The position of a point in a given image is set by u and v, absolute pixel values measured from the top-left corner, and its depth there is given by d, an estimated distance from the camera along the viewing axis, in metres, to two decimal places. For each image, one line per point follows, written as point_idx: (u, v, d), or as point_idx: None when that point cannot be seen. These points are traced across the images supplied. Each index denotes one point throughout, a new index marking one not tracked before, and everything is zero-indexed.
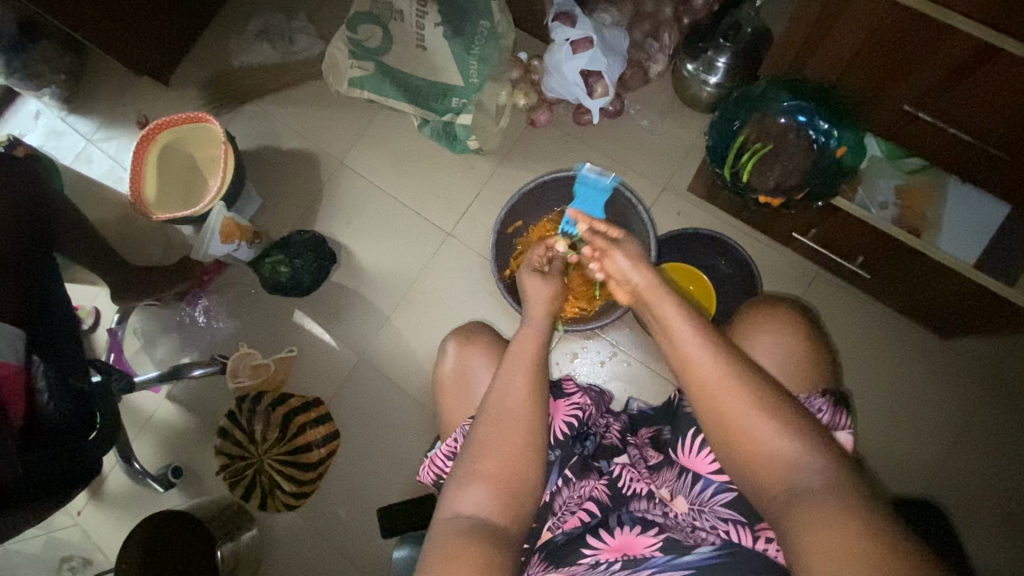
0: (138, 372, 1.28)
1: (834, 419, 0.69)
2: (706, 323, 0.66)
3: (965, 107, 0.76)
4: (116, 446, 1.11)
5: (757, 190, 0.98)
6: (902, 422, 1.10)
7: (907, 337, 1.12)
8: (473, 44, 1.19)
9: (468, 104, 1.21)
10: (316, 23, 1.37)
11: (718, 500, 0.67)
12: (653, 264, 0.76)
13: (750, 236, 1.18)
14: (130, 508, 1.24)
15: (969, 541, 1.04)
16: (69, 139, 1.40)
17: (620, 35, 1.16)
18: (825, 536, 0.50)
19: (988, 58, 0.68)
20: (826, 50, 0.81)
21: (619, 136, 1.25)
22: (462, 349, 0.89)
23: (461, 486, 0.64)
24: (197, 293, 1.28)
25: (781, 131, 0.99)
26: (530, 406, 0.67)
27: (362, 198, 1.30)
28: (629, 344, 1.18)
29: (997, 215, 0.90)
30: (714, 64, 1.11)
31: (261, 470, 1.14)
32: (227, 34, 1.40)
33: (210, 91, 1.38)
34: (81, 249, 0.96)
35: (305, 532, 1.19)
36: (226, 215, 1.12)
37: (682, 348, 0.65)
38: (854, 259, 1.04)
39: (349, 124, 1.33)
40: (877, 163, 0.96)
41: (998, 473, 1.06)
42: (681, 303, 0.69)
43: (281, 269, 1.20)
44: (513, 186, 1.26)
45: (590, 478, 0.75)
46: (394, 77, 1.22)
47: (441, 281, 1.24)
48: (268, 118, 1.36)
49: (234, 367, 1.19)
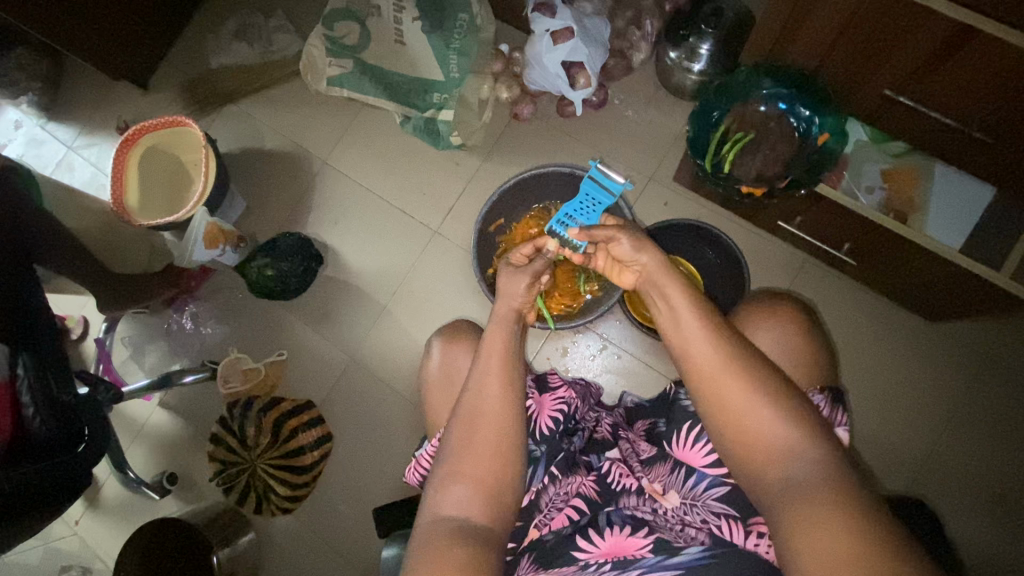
0: (128, 381, 1.28)
1: (832, 414, 0.69)
2: (707, 308, 0.65)
3: (946, 91, 0.75)
4: (108, 454, 1.11)
5: (741, 180, 0.97)
6: (892, 407, 1.10)
7: (899, 322, 1.12)
8: (453, 38, 1.17)
9: (449, 100, 1.19)
10: (293, 21, 1.35)
11: (711, 494, 0.68)
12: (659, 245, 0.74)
13: (737, 224, 1.17)
14: (127, 516, 1.25)
15: (958, 523, 1.05)
16: (48, 147, 1.39)
17: (601, 23, 1.14)
18: (814, 536, 0.50)
19: (964, 42, 0.67)
20: (803, 37, 0.80)
21: (604, 128, 1.24)
22: (448, 348, 0.88)
23: (442, 489, 0.63)
24: (184, 300, 1.28)
25: (762, 120, 0.99)
26: (506, 404, 0.67)
27: (347, 198, 1.29)
28: (619, 337, 1.18)
29: (982, 198, 0.90)
30: (696, 51, 1.11)
31: (255, 473, 1.15)
32: (204, 35, 1.38)
33: (189, 94, 1.37)
34: (67, 261, 0.94)
35: (302, 534, 1.19)
36: (209, 220, 1.10)
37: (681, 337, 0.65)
38: (840, 246, 1.03)
39: (332, 124, 1.32)
40: (863, 147, 0.95)
41: (987, 455, 1.06)
42: (684, 287, 0.68)
43: (267, 272, 1.18)
44: (499, 182, 1.25)
45: (577, 475, 0.74)
46: (373, 74, 1.21)
47: (430, 280, 1.24)
48: (250, 119, 1.35)
49: (224, 373, 1.21)
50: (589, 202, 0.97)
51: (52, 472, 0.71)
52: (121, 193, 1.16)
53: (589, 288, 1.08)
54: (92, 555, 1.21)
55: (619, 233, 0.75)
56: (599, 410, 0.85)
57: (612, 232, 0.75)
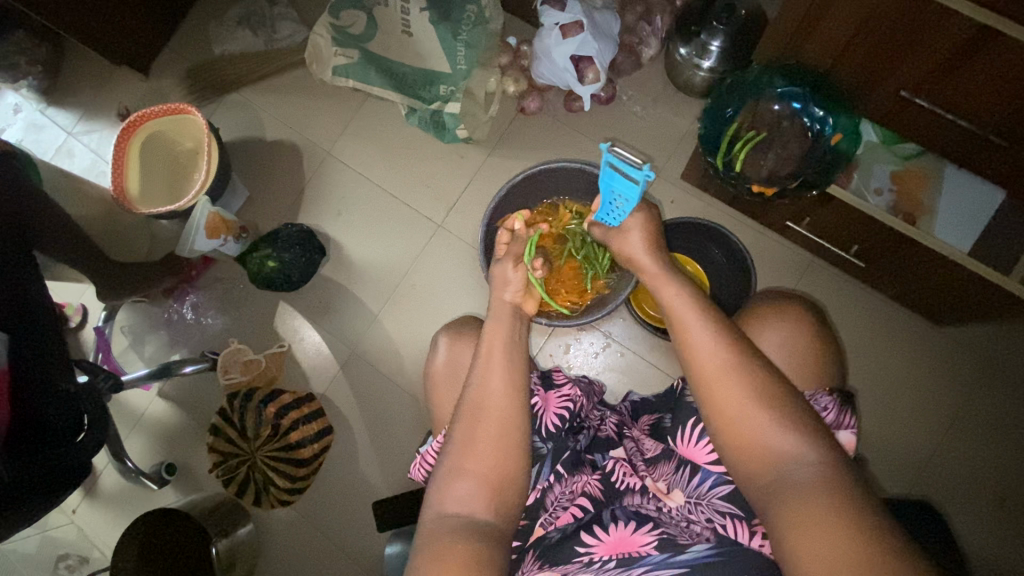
0: (127, 371, 1.27)
1: (839, 418, 0.68)
2: (708, 307, 0.65)
3: (964, 93, 0.74)
4: (107, 443, 1.10)
5: (752, 179, 0.97)
6: (895, 409, 1.10)
7: (903, 324, 1.12)
8: (460, 29, 1.16)
9: (455, 92, 1.17)
10: (298, 9, 1.33)
11: (716, 493, 0.67)
12: (662, 245, 0.75)
13: (744, 224, 1.17)
14: (124, 506, 1.24)
15: (959, 526, 1.05)
16: (49, 132, 1.37)
17: (611, 18, 1.13)
18: (813, 537, 0.50)
19: (987, 44, 0.66)
20: (818, 34, 0.79)
21: (611, 124, 1.23)
22: (454, 343, 0.87)
23: (447, 485, 0.63)
24: (184, 290, 1.27)
25: (775, 119, 0.98)
26: (511, 399, 0.66)
27: (351, 190, 1.28)
28: (622, 335, 1.17)
29: (993, 201, 0.89)
30: (707, 47, 1.09)
31: (254, 466, 1.15)
32: (207, 22, 1.37)
33: (192, 81, 1.35)
34: (69, 248, 0.92)
35: (300, 526, 1.19)
36: (211, 210, 1.10)
37: (684, 332, 0.64)
38: (848, 248, 1.03)
39: (336, 114, 1.31)
40: (872, 149, 0.94)
41: (989, 458, 1.07)
42: (683, 286, 0.68)
43: (269, 263, 1.17)
44: (504, 176, 1.24)
45: (583, 474, 0.73)
46: (380, 65, 1.19)
47: (433, 274, 1.23)
48: (253, 108, 1.33)
49: (224, 364, 1.21)
50: (614, 201, 0.76)
51: (52, 464, 0.71)
52: (121, 181, 1.15)
53: (596, 286, 1.07)
54: (88, 545, 1.21)
55: (635, 215, 0.76)
56: (603, 409, 0.84)
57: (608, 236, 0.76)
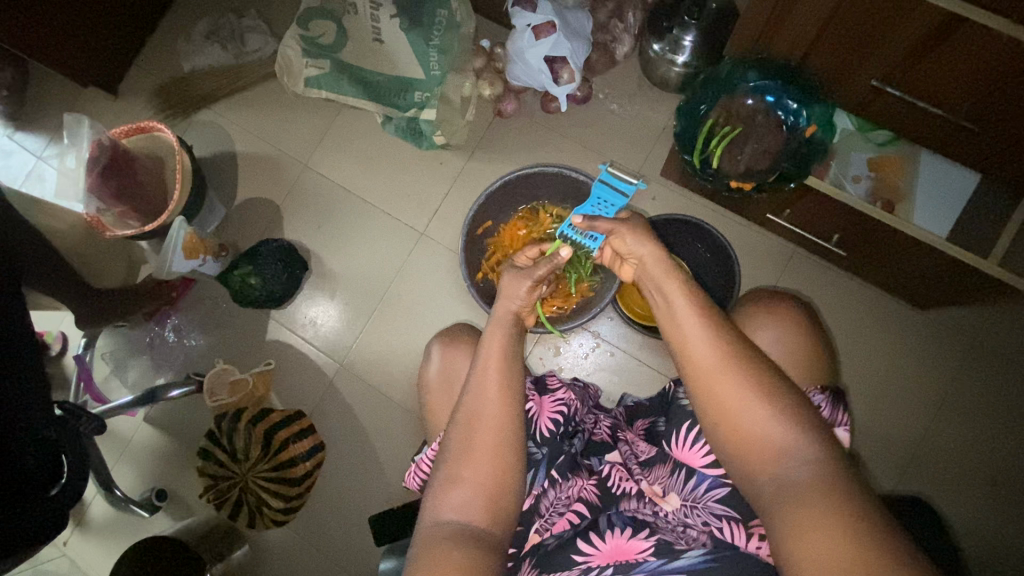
0: (111, 398, 1.25)
1: (833, 414, 0.69)
2: (704, 303, 0.64)
3: (932, 81, 0.75)
4: (94, 472, 1.08)
5: (730, 175, 0.96)
6: (885, 394, 1.11)
7: (887, 310, 1.12)
8: (432, 35, 1.15)
9: (431, 98, 1.16)
10: (267, 22, 1.32)
11: (711, 496, 0.66)
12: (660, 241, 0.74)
13: (726, 217, 1.17)
14: (116, 535, 1.22)
15: (950, 506, 1.07)
16: (18, 158, 1.34)
17: (583, 17, 1.13)
18: (811, 539, 0.50)
19: (951, 33, 0.67)
20: (788, 28, 0.79)
21: (588, 122, 1.22)
22: (446, 352, 0.87)
23: (441, 494, 0.62)
24: (166, 312, 1.26)
25: (749, 113, 0.97)
26: (508, 408, 0.65)
27: (330, 202, 1.27)
28: (612, 335, 1.17)
29: (969, 182, 0.90)
30: (680, 42, 1.09)
31: (247, 488, 1.12)
32: (175, 38, 1.34)
33: (163, 99, 1.33)
34: (48, 278, 0.90)
35: (297, 544, 1.18)
36: (186, 231, 1.07)
37: (678, 331, 0.63)
38: (829, 238, 1.03)
39: (311, 125, 1.29)
40: (849, 136, 0.95)
41: (976, 438, 1.08)
42: (678, 283, 0.67)
43: (250, 281, 1.15)
44: (481, 182, 1.24)
45: (579, 478, 0.73)
46: (351, 74, 1.17)
47: (418, 284, 1.22)
48: (226, 124, 1.31)
49: (211, 385, 1.17)
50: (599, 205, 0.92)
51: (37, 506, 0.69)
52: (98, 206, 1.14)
53: (581, 288, 1.07)
54: None
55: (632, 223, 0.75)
56: (597, 412, 0.83)
57: (613, 225, 0.75)
